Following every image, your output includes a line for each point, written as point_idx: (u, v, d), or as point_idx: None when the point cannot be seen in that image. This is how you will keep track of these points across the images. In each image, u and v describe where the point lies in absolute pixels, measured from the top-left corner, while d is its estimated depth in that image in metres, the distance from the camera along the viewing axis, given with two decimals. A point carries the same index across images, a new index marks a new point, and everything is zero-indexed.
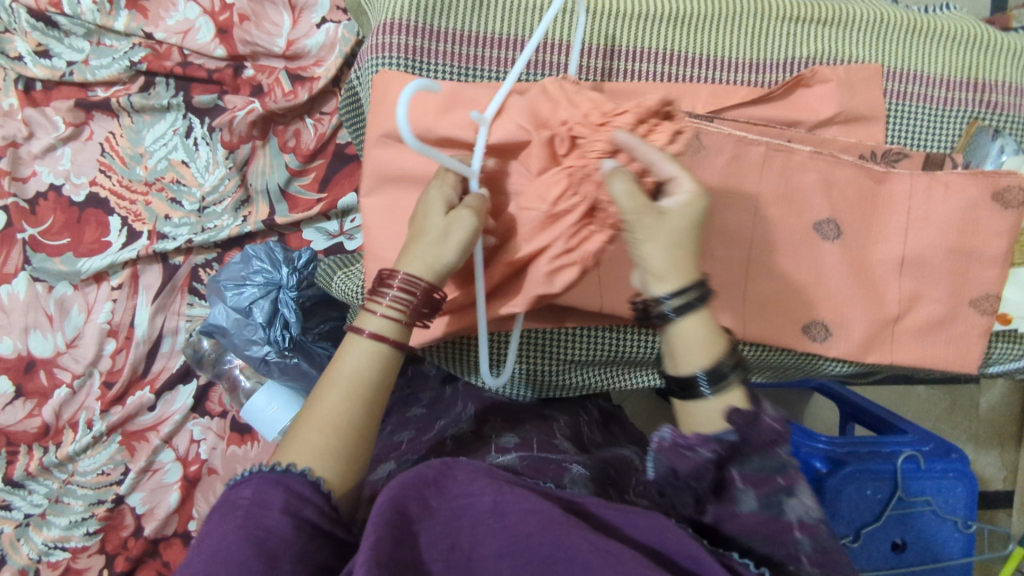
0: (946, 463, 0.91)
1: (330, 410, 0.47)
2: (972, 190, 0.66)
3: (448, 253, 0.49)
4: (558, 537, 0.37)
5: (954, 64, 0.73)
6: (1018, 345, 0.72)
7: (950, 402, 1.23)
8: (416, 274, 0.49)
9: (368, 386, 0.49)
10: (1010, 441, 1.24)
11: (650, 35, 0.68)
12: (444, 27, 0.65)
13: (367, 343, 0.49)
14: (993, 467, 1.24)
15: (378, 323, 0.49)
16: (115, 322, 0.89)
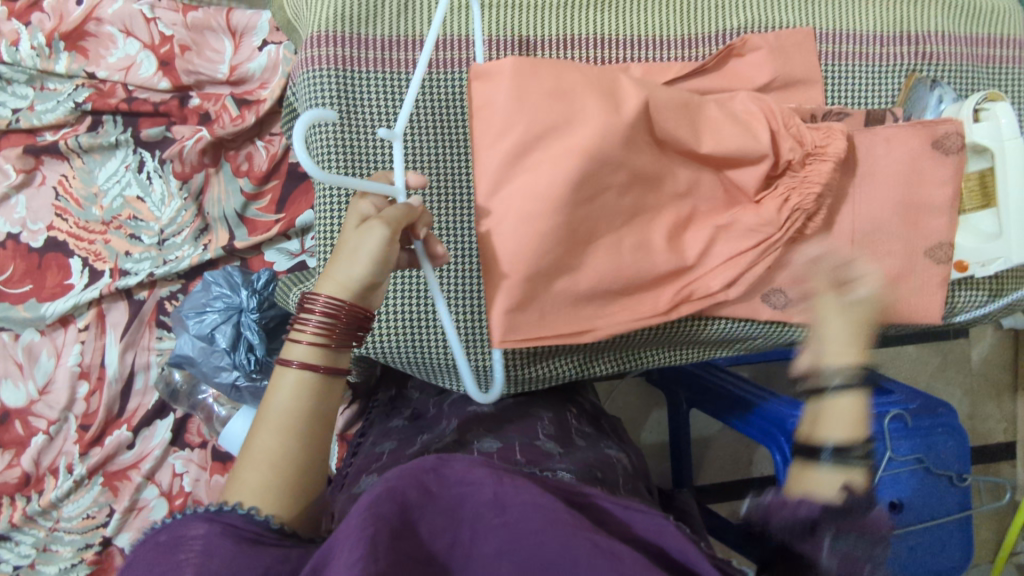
0: (932, 419, 0.91)
1: (266, 446, 0.46)
2: (914, 142, 0.66)
3: (363, 268, 0.49)
4: (566, 537, 0.36)
5: (886, 19, 0.73)
6: (982, 290, 0.73)
7: (942, 359, 1.22)
8: (335, 295, 0.49)
9: (304, 416, 0.48)
10: (1004, 391, 1.24)
11: (578, 22, 0.68)
12: (373, 34, 0.65)
13: (295, 374, 0.48)
14: (992, 420, 1.23)
15: (303, 351, 0.48)
16: (85, 364, 0.88)
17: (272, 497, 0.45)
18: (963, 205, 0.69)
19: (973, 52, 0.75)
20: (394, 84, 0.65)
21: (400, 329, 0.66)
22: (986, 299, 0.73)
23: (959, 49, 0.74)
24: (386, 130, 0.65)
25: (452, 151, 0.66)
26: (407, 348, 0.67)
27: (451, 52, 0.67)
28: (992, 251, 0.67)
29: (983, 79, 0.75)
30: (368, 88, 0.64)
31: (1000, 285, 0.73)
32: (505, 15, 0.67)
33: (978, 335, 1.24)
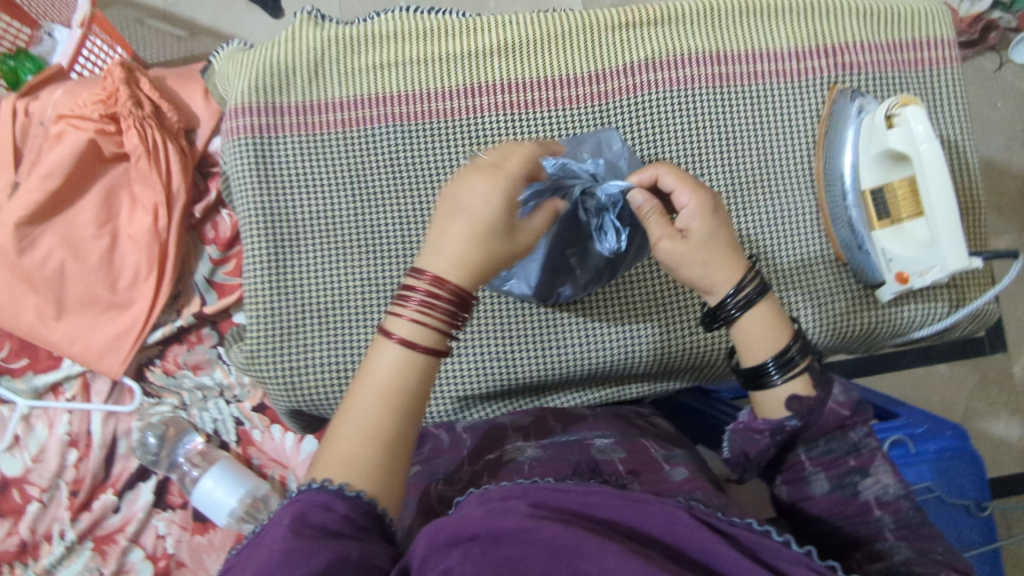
0: (937, 442, 0.93)
1: (368, 420, 0.50)
2: (815, 196, 0.72)
3: (356, 435, 0.49)
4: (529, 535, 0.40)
5: (801, 36, 0.72)
6: (942, 301, 0.72)
7: (980, 375, 1.25)
8: (446, 270, 0.51)
9: (407, 397, 0.51)
10: (1003, 403, 1.25)
11: (486, 69, 0.71)
12: (289, 101, 0.69)
13: (398, 347, 0.50)
14: (1001, 426, 1.25)
15: (408, 328, 0.51)
16: (74, 432, 0.94)
17: (356, 470, 0.48)
18: (872, 224, 0.68)
19: (900, 58, 0.73)
20: (310, 145, 0.70)
21: (323, 377, 0.68)
22: (947, 311, 0.72)
23: (881, 56, 0.72)
24: (303, 191, 0.69)
25: (369, 206, 0.69)
26: (335, 396, 0.68)
27: (367, 110, 0.70)
28: (928, 260, 0.64)
29: (930, 89, 0.73)
30: (284, 154, 0.69)
31: (960, 294, 0.72)
32: (420, 71, 0.71)
33: (1018, 349, 1.26)
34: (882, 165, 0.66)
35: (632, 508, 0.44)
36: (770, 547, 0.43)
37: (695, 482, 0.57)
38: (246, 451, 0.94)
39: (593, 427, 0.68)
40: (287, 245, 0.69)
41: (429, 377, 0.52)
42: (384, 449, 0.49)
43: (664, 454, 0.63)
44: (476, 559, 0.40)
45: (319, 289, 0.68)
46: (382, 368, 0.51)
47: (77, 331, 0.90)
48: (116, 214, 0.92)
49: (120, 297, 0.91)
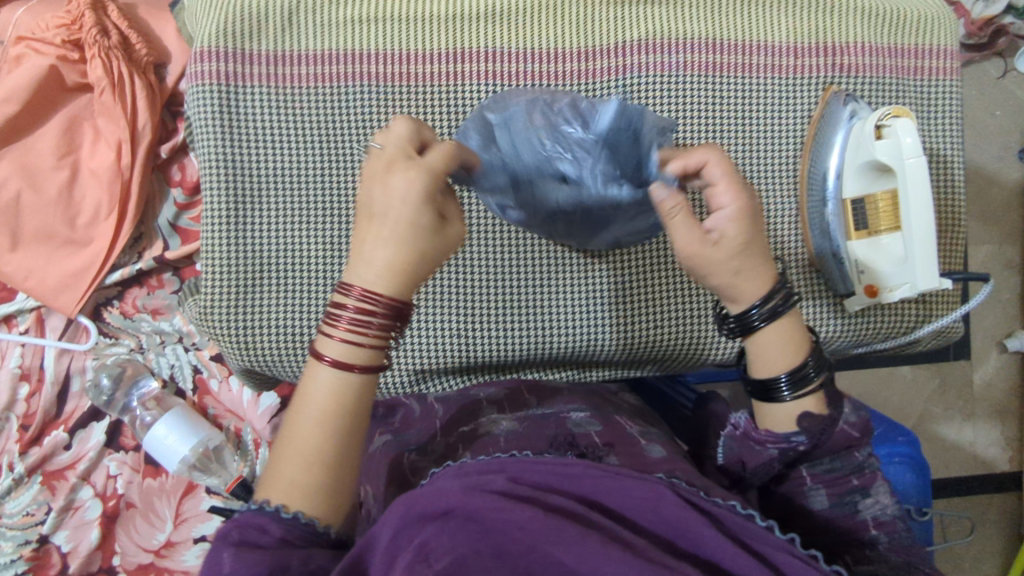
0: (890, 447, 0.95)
1: (312, 441, 0.47)
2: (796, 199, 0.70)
3: (295, 461, 0.46)
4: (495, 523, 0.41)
5: (802, 31, 0.69)
6: (909, 315, 0.71)
7: (940, 380, 1.27)
8: (376, 285, 0.47)
9: (346, 414, 0.48)
10: (963, 410, 1.28)
11: (470, 34, 0.67)
12: (257, 49, 0.66)
13: (329, 370, 0.47)
14: (957, 432, 1.27)
15: (337, 348, 0.47)
16: (26, 366, 0.92)
17: (300, 495, 0.46)
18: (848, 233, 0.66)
19: (901, 64, 0.70)
20: (277, 97, 0.66)
21: (278, 340, 0.66)
22: (913, 325, 0.71)
23: (882, 61, 0.70)
24: (267, 144, 0.66)
25: (335, 166, 0.67)
26: (289, 360, 0.67)
27: (341, 66, 0.66)
28: (901, 275, 0.63)
29: (927, 98, 0.71)
30: (249, 105, 0.66)
31: (928, 310, 0.71)
32: (400, 29, 0.67)
33: (981, 358, 1.28)
34: (866, 175, 0.64)
35: (616, 482, 0.45)
36: (754, 530, 0.43)
37: (678, 464, 0.53)
38: (201, 401, 0.93)
39: (570, 401, 0.67)
40: (246, 201, 0.66)
41: (369, 392, 0.49)
42: (327, 472, 0.47)
43: (640, 429, 0.62)
44: (455, 534, 0.41)
45: (280, 247, 0.66)
46: (315, 393, 0.47)
47: (32, 264, 0.87)
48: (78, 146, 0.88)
49: (78, 235, 0.88)
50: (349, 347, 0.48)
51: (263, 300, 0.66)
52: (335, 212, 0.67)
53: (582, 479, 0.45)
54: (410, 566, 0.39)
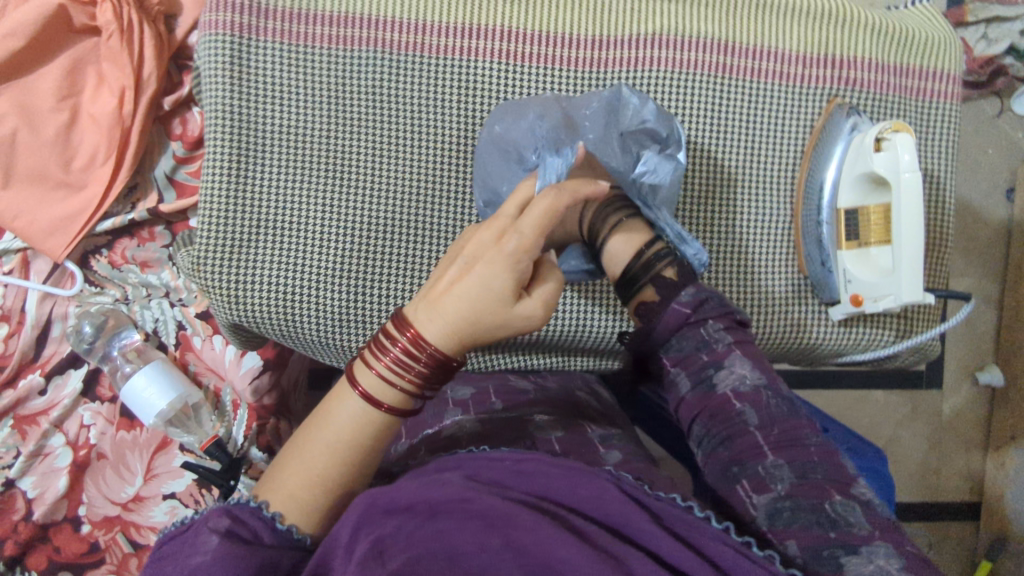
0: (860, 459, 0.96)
1: (321, 464, 0.49)
2: (792, 207, 0.72)
3: (299, 475, 0.49)
4: (456, 523, 0.41)
5: (811, 42, 0.71)
6: (888, 330, 0.72)
7: (911, 406, 1.30)
8: (432, 338, 0.49)
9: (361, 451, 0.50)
10: (933, 437, 1.30)
11: (486, 11, 0.68)
12: (272, 4, 0.66)
13: (360, 403, 0.50)
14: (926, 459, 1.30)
15: (375, 384, 0.50)
16: (7, 306, 0.90)
17: (296, 507, 0.49)
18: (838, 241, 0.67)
19: (903, 84, 0.72)
20: (289, 56, 0.66)
21: (268, 297, 0.66)
22: (891, 340, 0.73)
23: (885, 79, 0.71)
24: (276, 101, 0.66)
25: (342, 131, 0.67)
26: (278, 319, 0.66)
27: (353, 30, 0.67)
28: (885, 287, 0.65)
29: (926, 121, 0.73)
30: (260, 60, 0.66)
31: (907, 326, 0.73)
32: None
33: (953, 389, 1.30)
34: (861, 187, 0.66)
35: (569, 479, 0.45)
36: (688, 520, 0.43)
37: (629, 464, 0.55)
38: (182, 356, 0.92)
39: (535, 402, 0.66)
40: (249, 156, 0.66)
41: (388, 434, 0.51)
42: (327, 492, 0.49)
43: (601, 434, 0.61)
44: (412, 534, 0.40)
45: (278, 205, 0.66)
46: (350, 415, 0.50)
47: (22, 205, 0.86)
48: (80, 90, 0.87)
49: (72, 178, 0.87)
50: (386, 387, 0.50)
51: (257, 256, 0.66)
52: (337, 175, 0.67)
53: (538, 477, 0.46)
54: (363, 559, 0.39)
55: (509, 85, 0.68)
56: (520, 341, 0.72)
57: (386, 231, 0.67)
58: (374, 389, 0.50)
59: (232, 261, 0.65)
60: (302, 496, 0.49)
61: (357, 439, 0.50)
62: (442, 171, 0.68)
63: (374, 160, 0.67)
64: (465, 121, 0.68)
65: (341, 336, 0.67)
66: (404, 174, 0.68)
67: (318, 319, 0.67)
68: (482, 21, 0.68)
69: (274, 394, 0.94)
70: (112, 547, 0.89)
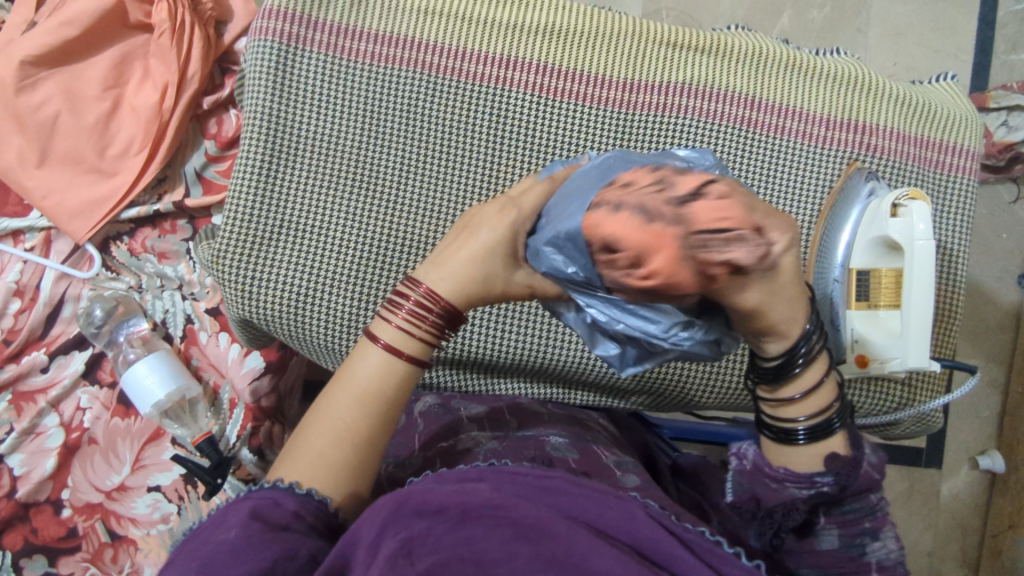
0: None
1: (344, 418, 0.50)
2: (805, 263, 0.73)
3: (322, 435, 0.50)
4: (482, 533, 0.41)
5: (836, 105, 0.73)
6: (892, 398, 0.72)
7: (908, 484, 1.28)
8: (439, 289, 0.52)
9: (383, 403, 0.51)
10: (929, 517, 1.28)
11: (526, 45, 0.71)
12: (322, 17, 0.69)
13: (379, 354, 0.51)
14: (921, 540, 1.27)
15: (393, 334, 0.51)
16: (23, 283, 0.92)
17: (321, 472, 0.49)
18: (848, 301, 0.67)
19: (923, 154, 0.74)
20: (331, 67, 0.69)
21: (279, 295, 0.67)
22: (894, 407, 0.73)
23: (907, 148, 0.73)
24: (313, 108, 0.68)
25: (373, 143, 0.69)
26: (288, 317, 0.67)
27: (396, 50, 0.69)
28: (891, 351, 0.65)
29: (943, 192, 0.74)
30: (303, 68, 0.68)
31: (908, 397, 0.72)
32: (459, 27, 0.70)
33: (952, 470, 1.28)
34: (875, 250, 0.66)
35: (596, 499, 0.44)
36: (721, 555, 0.43)
37: (650, 491, 0.54)
38: (187, 350, 0.93)
39: (549, 424, 0.67)
40: (280, 157, 0.68)
41: (408, 388, 0.52)
42: (353, 445, 0.50)
43: (617, 461, 0.61)
44: (440, 538, 0.41)
45: (303, 206, 0.68)
46: (370, 363, 0.51)
47: (54, 185, 0.88)
48: (126, 81, 0.90)
49: (106, 165, 0.90)
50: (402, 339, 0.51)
51: (275, 254, 0.67)
52: (364, 185, 0.68)
53: (560, 495, 0.45)
54: (392, 560, 0.39)
55: (541, 116, 0.71)
56: (524, 368, 0.72)
57: (404, 244, 0.68)
58: (393, 339, 0.51)
59: (250, 256, 0.67)
60: (333, 450, 0.49)
61: (381, 387, 0.50)
62: (466, 189, 0.70)
63: (401, 174, 0.69)
64: (494, 144, 0.70)
65: (346, 342, 0.68)
66: (430, 189, 0.69)
67: (328, 324, 0.67)
68: (521, 54, 0.71)
69: (274, 397, 0.94)
70: (89, 534, 0.89)
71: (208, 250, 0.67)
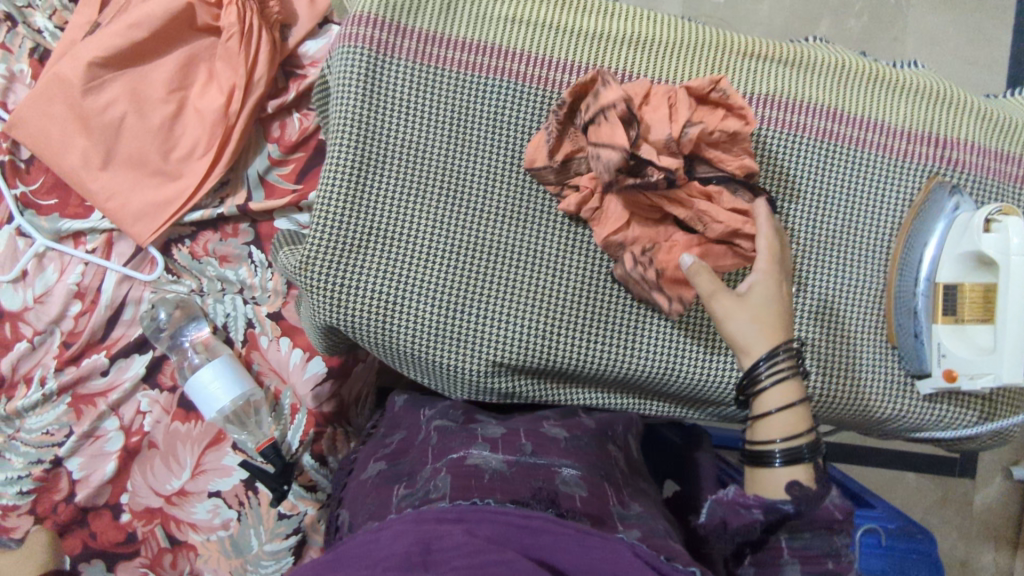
0: (907, 543, 0.86)
1: None
2: (886, 276, 0.73)
3: None
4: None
5: (919, 118, 0.73)
6: (972, 410, 0.73)
7: (942, 494, 1.28)
8: None
9: None
10: (964, 527, 1.28)
11: (613, 56, 0.71)
12: (411, 24, 0.68)
13: None
14: (957, 549, 1.28)
15: None
16: (84, 285, 0.91)
17: None
18: (933, 316, 0.68)
19: (1003, 169, 0.74)
20: (420, 74, 0.68)
21: (369, 304, 0.67)
22: (975, 420, 0.73)
23: (988, 162, 0.73)
24: (402, 116, 0.68)
25: (461, 153, 0.69)
26: (376, 326, 0.67)
27: (482, 58, 0.69)
28: (983, 367, 0.65)
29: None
30: (393, 75, 0.68)
31: (991, 408, 0.73)
32: (546, 36, 0.70)
33: (985, 480, 1.29)
34: (963, 264, 0.66)
35: (576, 539, 0.48)
36: None
37: (650, 540, 0.53)
38: (248, 354, 0.92)
39: (563, 453, 0.65)
40: (369, 165, 0.67)
41: None
42: None
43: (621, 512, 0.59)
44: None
45: (390, 214, 0.68)
46: None
47: (116, 189, 0.87)
48: (189, 83, 0.90)
49: (169, 168, 0.89)
50: None
51: (365, 262, 0.67)
52: (451, 194, 0.69)
53: (541, 536, 0.48)
54: None
55: None
56: (604, 380, 0.72)
57: (492, 254, 0.69)
58: None
59: (341, 264, 0.67)
60: None
61: None
62: (551, 197, 0.70)
63: (488, 185, 0.69)
64: None
65: (432, 351, 0.68)
66: (517, 199, 0.69)
67: (415, 333, 0.68)
68: (609, 64, 0.70)
69: (334, 403, 0.94)
70: (148, 539, 0.88)
71: (298, 256, 0.67)
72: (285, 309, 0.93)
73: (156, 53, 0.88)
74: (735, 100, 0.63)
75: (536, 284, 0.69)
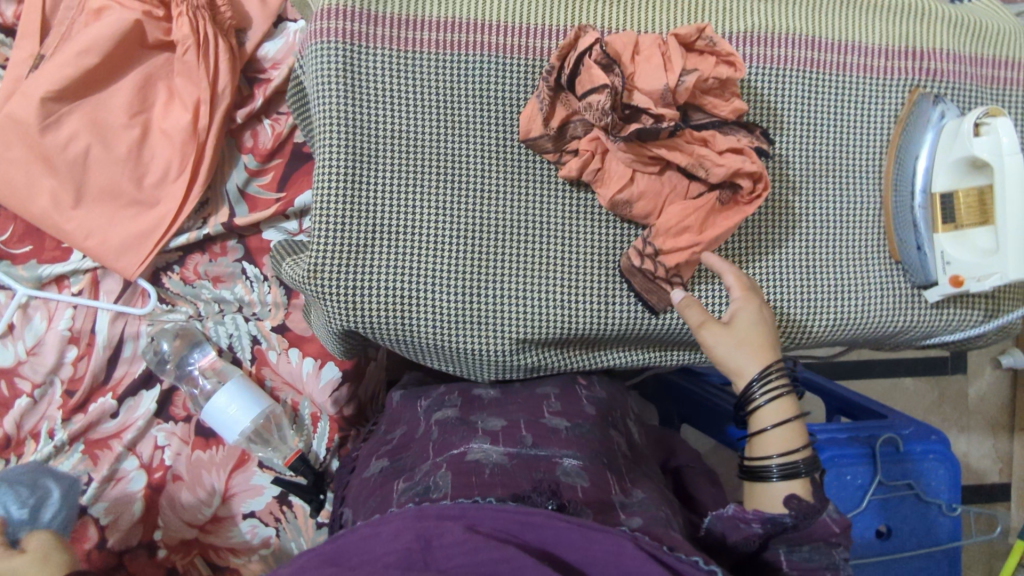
0: (925, 445, 0.88)
1: None
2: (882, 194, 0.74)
3: None
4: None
5: (895, 34, 0.74)
6: (976, 309, 0.75)
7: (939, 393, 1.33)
8: None
9: None
10: (964, 422, 1.34)
11: (588, 14, 0.70)
12: (381, 11, 0.66)
13: None
14: (960, 444, 1.33)
15: None
16: (76, 328, 0.88)
17: None
18: (934, 225, 0.70)
19: (979, 72, 0.75)
20: (398, 61, 0.67)
21: (384, 301, 0.66)
22: (982, 319, 0.75)
23: (964, 68, 0.75)
24: (386, 106, 0.66)
25: (451, 135, 0.68)
26: (394, 321, 0.66)
27: (457, 35, 0.68)
28: (990, 266, 0.67)
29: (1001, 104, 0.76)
30: (371, 65, 0.66)
31: (995, 304, 0.75)
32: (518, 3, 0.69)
33: (976, 373, 1.34)
34: (957, 169, 0.68)
35: (579, 533, 0.47)
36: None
37: (650, 529, 0.52)
38: (258, 371, 0.90)
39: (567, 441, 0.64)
40: (362, 161, 0.66)
41: None
42: None
43: (623, 501, 0.58)
44: None
45: (390, 207, 0.66)
46: None
47: (92, 226, 0.84)
48: (150, 105, 0.86)
49: (145, 195, 0.86)
50: None
51: (374, 259, 0.66)
52: (448, 178, 0.68)
53: (545, 531, 0.47)
54: None
55: None
56: (623, 339, 0.73)
57: (497, 232, 0.68)
58: None
59: (350, 265, 0.65)
60: None
61: None
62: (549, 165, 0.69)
63: (483, 164, 0.68)
64: None
65: (454, 338, 0.68)
66: (513, 174, 0.69)
67: (434, 322, 0.67)
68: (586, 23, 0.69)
69: (353, 405, 0.94)
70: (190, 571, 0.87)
71: (305, 264, 0.65)
72: (289, 320, 0.91)
73: (109, 79, 0.84)
74: (722, 47, 0.64)
75: (544, 255, 0.69)
